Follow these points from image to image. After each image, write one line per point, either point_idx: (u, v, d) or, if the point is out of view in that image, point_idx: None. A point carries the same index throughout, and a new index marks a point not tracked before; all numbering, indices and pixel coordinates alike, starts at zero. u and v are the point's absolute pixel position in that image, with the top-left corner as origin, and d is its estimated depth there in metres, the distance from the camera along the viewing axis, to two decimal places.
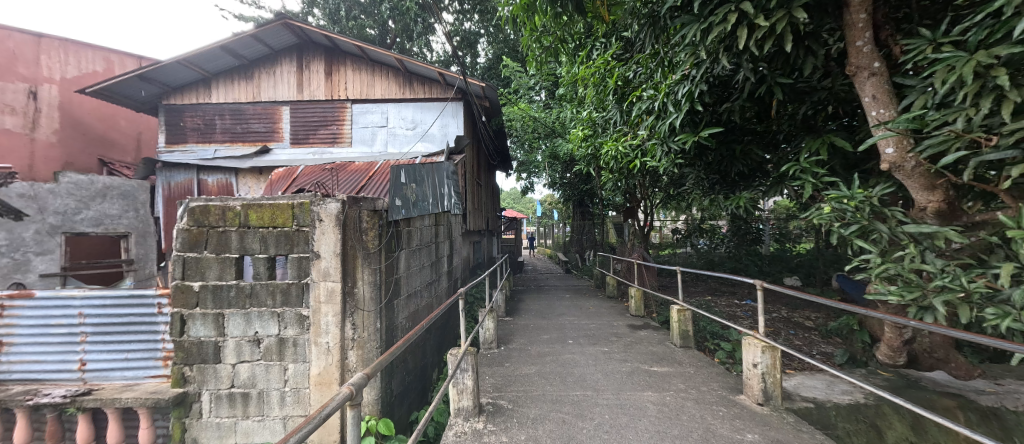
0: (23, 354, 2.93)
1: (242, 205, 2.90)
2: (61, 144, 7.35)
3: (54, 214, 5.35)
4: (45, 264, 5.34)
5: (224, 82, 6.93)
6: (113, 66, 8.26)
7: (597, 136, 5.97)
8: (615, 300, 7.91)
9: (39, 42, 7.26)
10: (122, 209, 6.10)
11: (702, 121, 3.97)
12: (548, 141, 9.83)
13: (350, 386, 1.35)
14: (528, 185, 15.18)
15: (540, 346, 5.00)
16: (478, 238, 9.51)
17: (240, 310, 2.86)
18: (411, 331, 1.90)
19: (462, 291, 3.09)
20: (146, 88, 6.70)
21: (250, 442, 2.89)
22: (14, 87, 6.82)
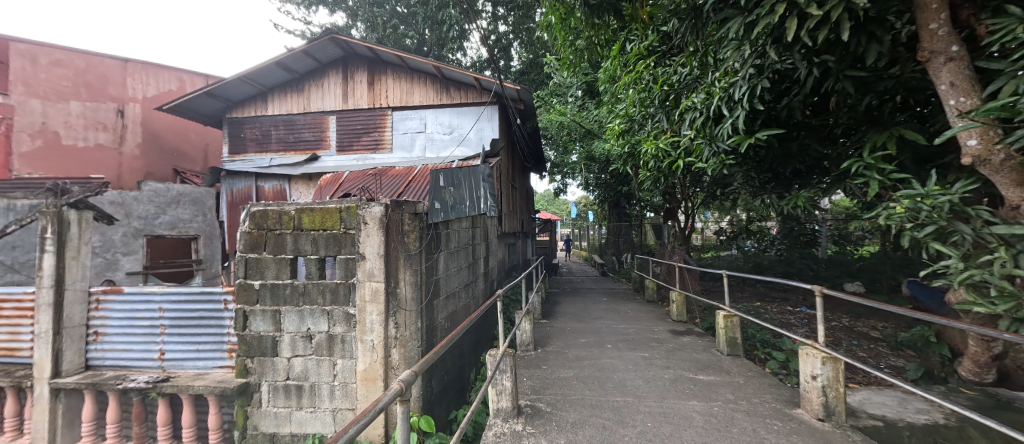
0: (114, 343, 3.31)
1: (296, 209, 3.12)
2: (143, 156, 8.26)
3: (138, 218, 5.97)
4: (131, 263, 5.90)
5: (279, 95, 7.46)
6: (186, 85, 9.13)
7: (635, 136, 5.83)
8: (655, 304, 7.67)
9: (126, 65, 8.16)
10: (193, 214, 6.73)
11: (757, 119, 3.78)
12: (584, 142, 9.74)
13: (401, 383, 1.50)
14: (563, 186, 15.09)
15: (578, 349, 4.95)
16: (513, 240, 9.56)
17: (295, 308, 3.07)
18: (453, 334, 2.07)
19: (499, 293, 3.15)
20: (212, 104, 7.35)
21: (303, 433, 3.07)
22: (105, 106, 7.75)
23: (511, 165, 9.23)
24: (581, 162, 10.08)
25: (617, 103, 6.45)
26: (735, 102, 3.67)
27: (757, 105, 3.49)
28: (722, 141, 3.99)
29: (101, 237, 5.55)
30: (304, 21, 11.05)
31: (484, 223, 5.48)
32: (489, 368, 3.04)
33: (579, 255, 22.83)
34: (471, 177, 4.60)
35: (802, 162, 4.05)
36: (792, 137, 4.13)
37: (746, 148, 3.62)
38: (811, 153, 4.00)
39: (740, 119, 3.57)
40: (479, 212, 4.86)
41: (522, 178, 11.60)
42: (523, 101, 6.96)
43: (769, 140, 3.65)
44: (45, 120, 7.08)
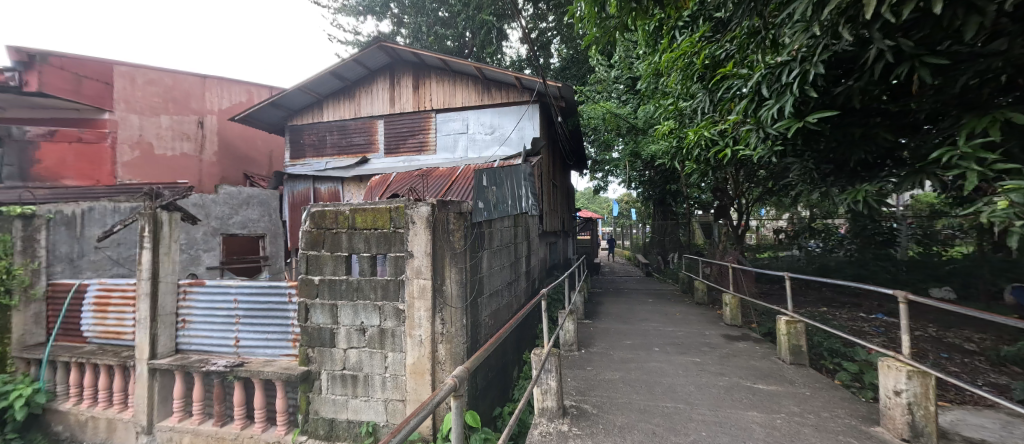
0: (198, 330, 3.72)
1: (350, 209, 3.33)
2: (219, 163, 9.05)
3: (216, 219, 6.64)
4: (210, 259, 6.56)
5: (332, 103, 7.97)
6: (254, 96, 9.86)
7: (681, 127, 5.61)
8: (705, 306, 7.29)
9: (205, 81, 8.89)
10: (260, 214, 7.44)
11: (810, 102, 3.55)
12: (629, 138, 9.49)
13: (455, 379, 1.77)
14: (604, 184, 14.77)
15: (623, 351, 4.83)
16: (554, 239, 9.50)
17: (350, 302, 3.28)
18: (501, 333, 2.37)
19: (544, 292, 3.21)
20: (275, 113, 8.00)
21: (359, 419, 3.26)
22: (188, 119, 8.53)
23: (552, 164, 9.19)
24: (625, 159, 9.82)
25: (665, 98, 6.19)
26: (785, 86, 3.49)
27: (807, 89, 3.31)
28: (772, 126, 3.78)
29: (189, 237, 6.23)
30: (354, 31, 11.69)
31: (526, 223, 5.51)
32: (533, 367, 3.07)
33: (622, 255, 22.27)
34: (512, 176, 4.64)
35: (869, 151, 3.70)
36: (858, 123, 3.78)
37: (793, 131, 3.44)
38: (881, 141, 3.62)
39: (786, 102, 3.41)
40: (520, 211, 4.89)
41: (563, 175, 11.47)
42: (564, 98, 6.91)
43: (824, 124, 3.42)
44: (141, 132, 7.82)
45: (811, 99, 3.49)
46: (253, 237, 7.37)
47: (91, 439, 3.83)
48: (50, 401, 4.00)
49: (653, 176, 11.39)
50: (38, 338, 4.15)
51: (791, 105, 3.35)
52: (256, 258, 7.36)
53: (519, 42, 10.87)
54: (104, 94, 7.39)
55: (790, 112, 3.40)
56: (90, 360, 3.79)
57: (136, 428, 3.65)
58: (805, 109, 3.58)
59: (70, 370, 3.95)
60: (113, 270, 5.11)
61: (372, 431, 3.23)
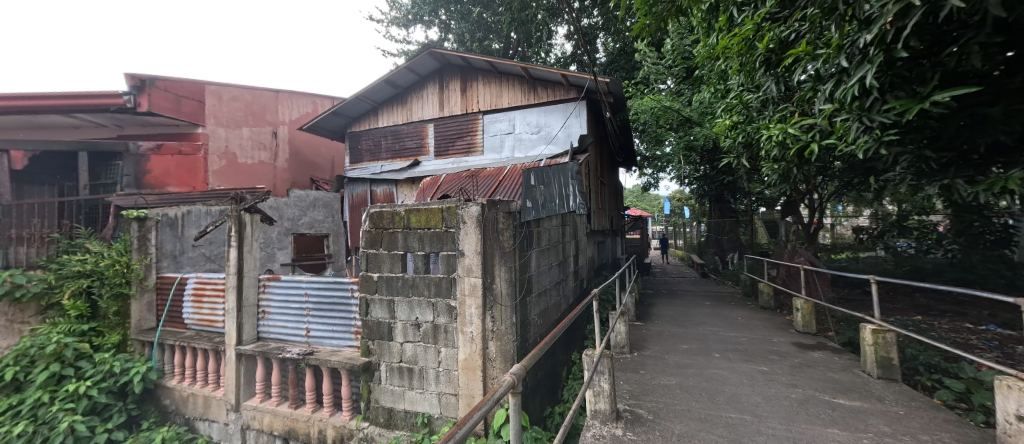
0: (274, 321, 4.12)
1: (405, 210, 3.50)
2: (290, 169, 9.82)
3: (287, 220, 7.26)
4: (283, 256, 7.16)
5: (387, 109, 8.41)
6: (319, 107, 10.63)
7: (747, 120, 5.18)
8: (771, 311, 6.74)
9: (278, 95, 9.68)
10: (325, 215, 8.06)
11: (930, 81, 3.20)
12: (681, 132, 9.03)
13: (512, 376, 1.88)
14: (655, 181, 14.17)
15: (679, 356, 4.61)
16: (603, 239, 9.23)
17: (405, 299, 3.45)
18: (555, 331, 2.43)
19: (594, 291, 3.17)
20: (336, 121, 8.59)
21: (415, 410, 3.42)
22: (264, 129, 9.32)
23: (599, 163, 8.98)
24: (679, 153, 9.35)
25: (724, 86, 5.81)
26: (861, 55, 3.25)
27: (892, 49, 3.04)
28: (883, 112, 3.38)
29: (266, 236, 6.88)
30: (406, 40, 12.24)
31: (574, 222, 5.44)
32: (585, 368, 3.03)
33: (675, 255, 21.29)
34: (559, 175, 4.62)
35: (1010, 131, 3.32)
36: (984, 103, 3.34)
37: (915, 112, 3.09)
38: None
39: (865, 70, 3.15)
40: (568, 210, 4.84)
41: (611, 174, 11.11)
42: (612, 93, 6.72)
43: (954, 103, 3.07)
44: (227, 143, 8.57)
45: (932, 74, 3.14)
46: (318, 237, 7.97)
47: (191, 413, 4.37)
48: (159, 379, 4.60)
49: (711, 172, 10.75)
50: (150, 323, 4.82)
51: (873, 73, 3.09)
52: (323, 256, 7.98)
53: (564, 39, 10.76)
54: (199, 111, 8.18)
55: (871, 81, 3.15)
56: (190, 344, 4.34)
57: (226, 405, 4.11)
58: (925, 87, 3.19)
59: (174, 352, 4.56)
60: (207, 265, 5.78)
61: (427, 422, 3.38)
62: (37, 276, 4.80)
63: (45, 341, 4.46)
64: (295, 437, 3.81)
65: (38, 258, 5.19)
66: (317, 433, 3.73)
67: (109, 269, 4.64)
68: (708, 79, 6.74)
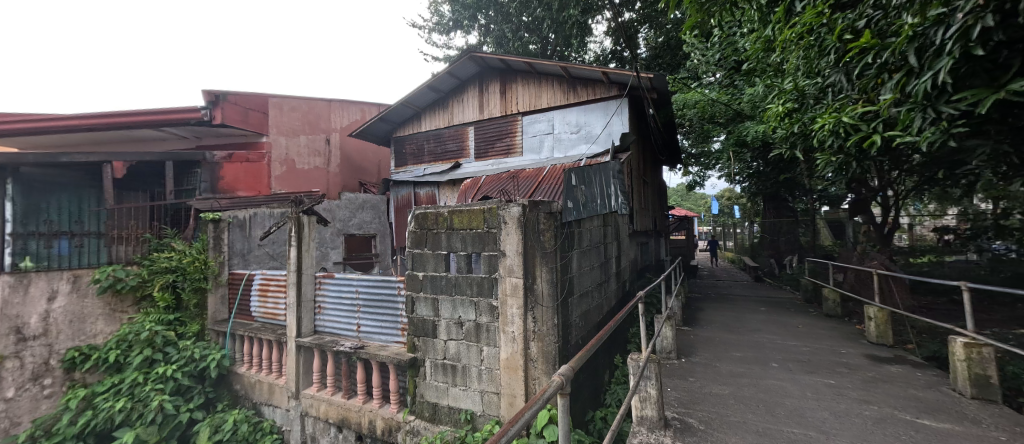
0: (329, 316, 4.41)
1: (448, 211, 3.60)
2: (340, 173, 10.34)
3: (339, 221, 7.70)
4: (335, 255, 7.58)
5: (429, 114, 8.68)
6: (367, 114, 11.16)
7: (803, 111, 4.80)
8: (838, 320, 6.18)
9: (331, 104, 10.21)
10: (372, 217, 8.46)
11: (1015, 69, 2.92)
12: (732, 127, 8.52)
13: (561, 377, 1.89)
14: (702, 179, 13.72)
15: (732, 364, 4.36)
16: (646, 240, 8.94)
17: (449, 298, 3.54)
18: (600, 336, 2.39)
19: (638, 293, 3.08)
20: (383, 127, 8.99)
21: (459, 406, 3.50)
22: (318, 137, 9.87)
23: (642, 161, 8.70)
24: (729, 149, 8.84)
25: (780, 76, 5.42)
26: (935, 46, 3.04)
27: (971, 45, 2.86)
28: (952, 104, 3.16)
29: (322, 236, 7.34)
30: (447, 46, 12.54)
31: (616, 222, 5.31)
32: (630, 372, 2.95)
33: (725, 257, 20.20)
34: (600, 174, 4.53)
35: None
36: None
37: (989, 104, 2.88)
38: None
39: (942, 66, 2.94)
40: (610, 210, 4.71)
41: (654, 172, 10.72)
42: (656, 89, 6.48)
43: None
44: (287, 151, 9.17)
45: (1017, 62, 2.88)
46: (366, 237, 8.38)
47: (258, 399, 4.76)
48: (231, 366, 5.05)
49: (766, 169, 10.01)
50: (223, 315, 5.31)
51: (949, 69, 2.90)
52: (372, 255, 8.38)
53: (604, 36, 10.55)
54: (264, 122, 8.80)
55: (947, 77, 2.94)
56: (256, 335, 4.74)
57: (288, 392, 4.44)
58: (1006, 76, 2.94)
59: (243, 342, 5.00)
60: (270, 263, 6.33)
61: (470, 419, 3.45)
62: (133, 271, 5.45)
63: (140, 328, 5.09)
64: (348, 425, 4.04)
65: (136, 255, 5.78)
66: (367, 423, 3.93)
67: (190, 266, 5.22)
68: (762, 70, 6.32)
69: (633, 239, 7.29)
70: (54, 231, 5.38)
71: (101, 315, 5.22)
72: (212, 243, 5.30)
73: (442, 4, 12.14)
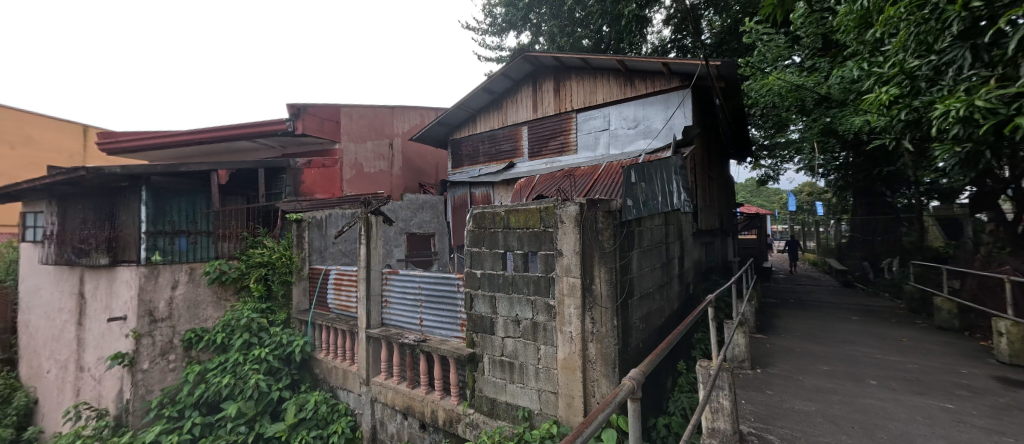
0: (394, 310, 4.70)
1: (505, 210, 3.64)
2: (401, 175, 10.49)
3: (401, 221, 8.14)
4: (400, 253, 8.01)
5: (483, 116, 8.86)
6: (425, 118, 11.43)
7: (912, 95, 4.21)
8: (954, 334, 5.30)
9: (393, 110, 10.47)
10: (431, 217, 8.83)
11: None
12: (817, 113, 7.64)
13: (632, 382, 1.89)
14: (776, 174, 13.16)
15: (819, 379, 3.91)
16: (712, 239, 8.34)
17: (506, 295, 3.59)
18: (662, 345, 2.35)
19: (705, 299, 2.92)
20: (441, 130, 9.34)
21: (516, 403, 3.54)
22: (381, 142, 10.13)
23: (707, 156, 8.10)
24: (812, 139, 7.97)
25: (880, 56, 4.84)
26: None
27: None
28: None
29: (387, 235, 7.81)
30: (499, 48, 12.69)
31: (679, 221, 5.02)
32: (699, 380, 2.77)
33: (806, 259, 18.27)
34: (662, 170, 4.27)
35: None
36: None
37: None
38: None
39: None
40: (672, 209, 4.44)
41: (721, 167, 9.94)
42: (724, 77, 6.02)
43: None
44: (356, 157, 9.64)
45: None
46: (426, 235, 8.77)
47: (334, 383, 5.22)
48: (312, 351, 5.59)
49: (856, 160, 9.84)
50: (305, 305, 5.95)
51: None
52: (432, 253, 8.75)
53: (663, 25, 10.00)
54: (337, 131, 9.32)
55: None
56: (333, 325, 5.21)
57: (359, 379, 4.80)
58: None
59: (322, 331, 5.50)
60: (344, 259, 6.70)
61: (528, 416, 3.47)
62: (234, 264, 6.24)
63: (240, 315, 5.83)
64: (412, 413, 4.28)
65: (236, 251, 6.71)
66: (430, 413, 4.12)
67: (279, 260, 6.04)
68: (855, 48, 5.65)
69: (698, 239, 6.86)
70: (175, 230, 6.27)
71: (210, 302, 6.05)
72: (297, 240, 6.02)
73: (495, 6, 12.34)
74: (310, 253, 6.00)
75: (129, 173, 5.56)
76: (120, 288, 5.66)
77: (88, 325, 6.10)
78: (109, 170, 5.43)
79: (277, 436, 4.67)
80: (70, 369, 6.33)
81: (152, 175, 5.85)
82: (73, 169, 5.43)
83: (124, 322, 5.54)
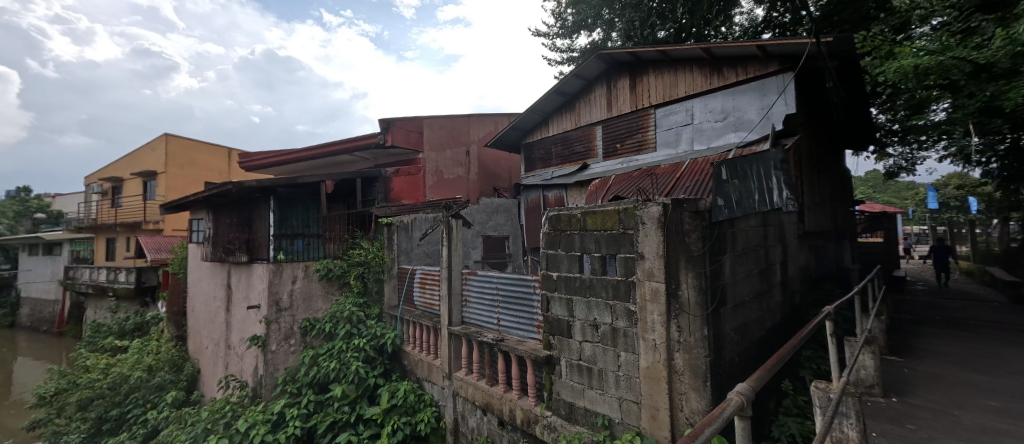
0: (473, 309, 4.92)
1: (583, 212, 3.57)
2: (478, 180, 10.73)
3: (478, 225, 8.42)
4: (477, 255, 8.28)
5: (556, 118, 8.81)
6: (500, 124, 11.63)
7: None
8: None
9: (471, 117, 10.80)
10: (506, 220, 9.00)
11: None
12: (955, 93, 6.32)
13: (739, 395, 1.60)
14: (911, 165, 11.33)
15: (985, 417, 3.13)
16: (825, 243, 7.23)
17: (584, 299, 3.51)
18: (784, 348, 1.98)
19: (825, 309, 2.52)
20: (514, 135, 9.47)
21: (595, 410, 3.45)
22: (458, 149, 10.50)
23: (816, 146, 7.02)
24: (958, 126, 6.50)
25: None
26: None
27: None
28: None
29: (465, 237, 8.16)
30: (571, 49, 12.39)
31: (780, 221, 4.46)
32: (814, 403, 2.40)
33: (960, 266, 14.85)
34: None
35: None
36: None
37: None
38: None
39: None
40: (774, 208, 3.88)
41: (834, 159, 8.53)
42: (837, 55, 5.28)
43: None
44: (438, 164, 10.13)
45: None
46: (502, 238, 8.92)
47: (420, 375, 5.63)
48: (401, 343, 6.09)
49: None
50: (395, 301, 6.51)
51: None
52: (507, 255, 8.88)
53: (752, 4, 8.83)
54: (420, 141, 9.93)
55: None
56: (418, 320, 5.64)
57: (443, 372, 5.10)
58: None
59: (410, 326, 5.96)
60: (428, 260, 7.16)
61: (608, 424, 3.35)
62: (338, 263, 7.07)
63: (343, 308, 6.59)
64: (491, 410, 4.42)
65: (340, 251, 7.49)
66: (508, 411, 4.21)
67: (373, 260, 6.84)
68: None
69: (805, 242, 5.99)
70: (293, 233, 7.28)
71: (321, 295, 6.97)
72: (388, 243, 6.61)
73: (564, 8, 11.75)
74: (399, 255, 6.52)
75: (260, 186, 6.65)
76: (256, 281, 6.80)
77: (233, 311, 7.43)
78: (247, 184, 6.57)
79: (374, 419, 5.16)
80: (221, 347, 7.77)
81: (277, 187, 6.92)
82: (222, 184, 6.67)
83: (259, 310, 6.64)
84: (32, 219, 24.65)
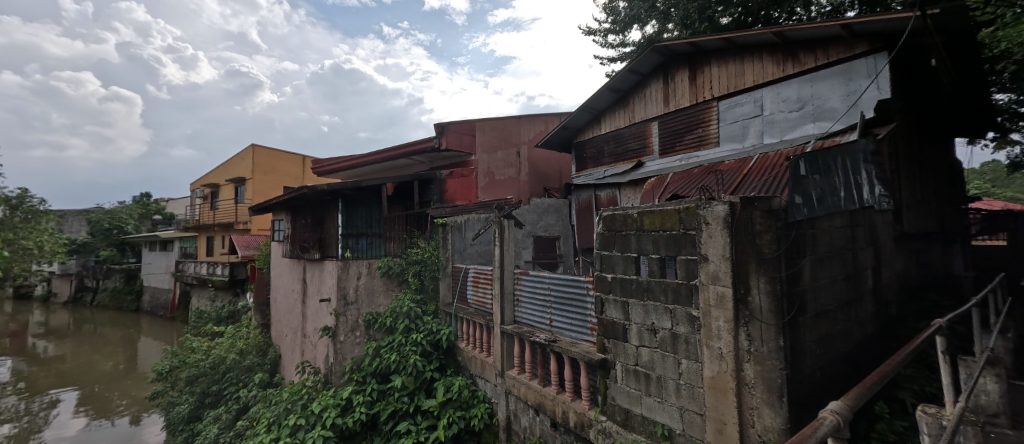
0: (524, 309, 4.93)
1: (639, 212, 3.41)
2: (528, 181, 10.74)
3: (530, 226, 8.42)
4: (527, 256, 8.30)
5: (608, 115, 8.49)
6: (550, 124, 11.58)
7: None
8: None
9: (522, 118, 10.84)
10: (557, 219, 8.92)
11: None
12: None
13: (834, 414, 1.46)
14: None
15: None
16: (929, 246, 6.25)
17: (641, 302, 3.36)
18: (885, 368, 1.77)
19: (932, 323, 2.19)
20: (564, 135, 9.30)
21: (652, 418, 3.29)
22: (509, 151, 10.60)
23: (916, 135, 6.09)
24: None
25: None
26: None
27: None
28: None
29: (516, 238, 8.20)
30: (624, 44, 11.85)
31: (872, 220, 3.92)
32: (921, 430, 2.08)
33: None
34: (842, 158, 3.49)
35: None
36: None
37: None
38: None
39: None
40: (860, 208, 3.46)
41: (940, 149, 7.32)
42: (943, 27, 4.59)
43: None
44: (490, 166, 10.28)
45: None
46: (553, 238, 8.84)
47: (474, 371, 5.78)
48: (456, 340, 6.31)
49: None
50: (450, 299, 6.74)
51: None
52: (558, 255, 8.78)
53: None
54: (473, 144, 10.13)
55: None
56: (472, 318, 5.80)
57: (495, 370, 5.17)
58: None
59: (464, 323, 6.12)
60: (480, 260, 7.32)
61: (668, 435, 3.17)
62: (397, 261, 7.48)
63: (402, 303, 6.89)
64: (543, 410, 4.40)
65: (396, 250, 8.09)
66: (561, 413, 4.17)
67: (430, 259, 7.06)
68: None
69: (904, 245, 5.21)
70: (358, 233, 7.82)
71: (382, 291, 7.40)
72: (443, 242, 6.86)
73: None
74: (453, 254, 6.72)
75: (331, 189, 7.25)
76: (327, 277, 7.41)
77: (308, 304, 8.15)
78: (320, 187, 7.18)
79: (431, 411, 5.37)
80: (298, 336, 8.57)
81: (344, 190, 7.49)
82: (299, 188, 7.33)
83: (330, 303, 7.25)
84: (151, 220, 28.77)
